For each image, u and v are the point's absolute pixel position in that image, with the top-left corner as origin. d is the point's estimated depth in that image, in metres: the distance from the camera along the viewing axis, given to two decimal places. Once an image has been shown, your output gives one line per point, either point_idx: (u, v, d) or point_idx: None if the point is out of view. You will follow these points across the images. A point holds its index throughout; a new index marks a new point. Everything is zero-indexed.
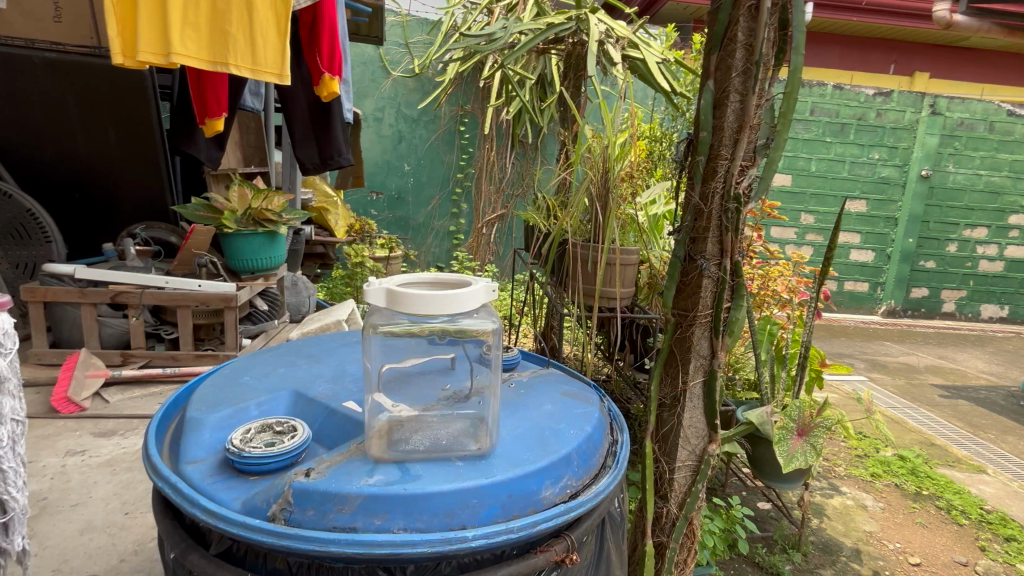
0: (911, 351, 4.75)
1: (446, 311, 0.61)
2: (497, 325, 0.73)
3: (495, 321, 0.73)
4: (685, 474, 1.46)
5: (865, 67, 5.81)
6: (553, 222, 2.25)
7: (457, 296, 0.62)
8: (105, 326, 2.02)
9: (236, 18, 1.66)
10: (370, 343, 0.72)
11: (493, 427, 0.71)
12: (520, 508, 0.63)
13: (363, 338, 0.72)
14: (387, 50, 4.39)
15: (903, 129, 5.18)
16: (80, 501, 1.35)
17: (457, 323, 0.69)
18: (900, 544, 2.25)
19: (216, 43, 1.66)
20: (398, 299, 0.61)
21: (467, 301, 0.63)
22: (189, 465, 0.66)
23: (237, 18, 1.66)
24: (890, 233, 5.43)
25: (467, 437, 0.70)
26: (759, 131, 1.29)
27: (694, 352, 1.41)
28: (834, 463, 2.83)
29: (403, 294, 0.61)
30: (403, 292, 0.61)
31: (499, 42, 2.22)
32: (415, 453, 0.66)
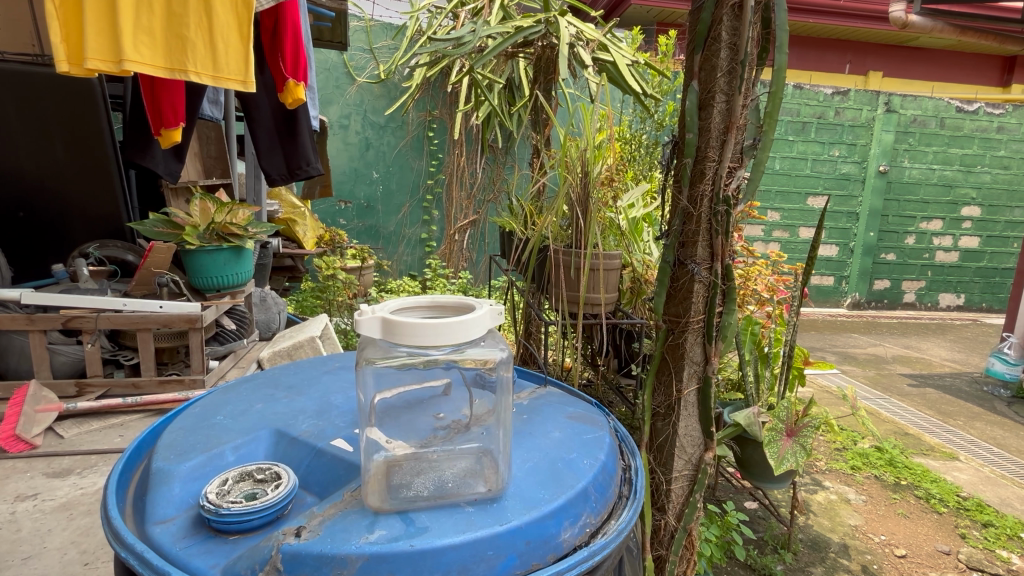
0: (878, 341, 4.87)
1: (451, 340, 0.56)
2: (507, 354, 0.67)
3: (503, 349, 0.67)
4: (683, 484, 1.43)
5: (823, 68, 5.97)
6: (530, 229, 2.18)
7: (462, 323, 0.57)
8: (58, 354, 1.88)
9: (194, 21, 1.57)
10: (364, 376, 0.66)
11: (503, 464, 0.65)
12: (539, 557, 0.57)
13: (358, 372, 0.65)
14: (351, 56, 4.28)
15: (860, 127, 5.34)
16: (33, 553, 1.23)
17: (462, 354, 0.63)
18: (885, 536, 2.26)
19: (173, 48, 1.56)
20: (397, 329, 0.56)
21: (471, 328, 0.58)
22: (157, 526, 0.58)
23: (195, 22, 1.57)
24: (852, 228, 5.56)
25: (474, 475, 0.65)
26: (746, 131, 1.26)
27: (688, 359, 1.37)
28: (815, 458, 2.85)
29: (401, 323, 0.55)
30: (401, 321, 0.56)
31: (467, 46, 2.17)
32: (419, 500, 0.60)
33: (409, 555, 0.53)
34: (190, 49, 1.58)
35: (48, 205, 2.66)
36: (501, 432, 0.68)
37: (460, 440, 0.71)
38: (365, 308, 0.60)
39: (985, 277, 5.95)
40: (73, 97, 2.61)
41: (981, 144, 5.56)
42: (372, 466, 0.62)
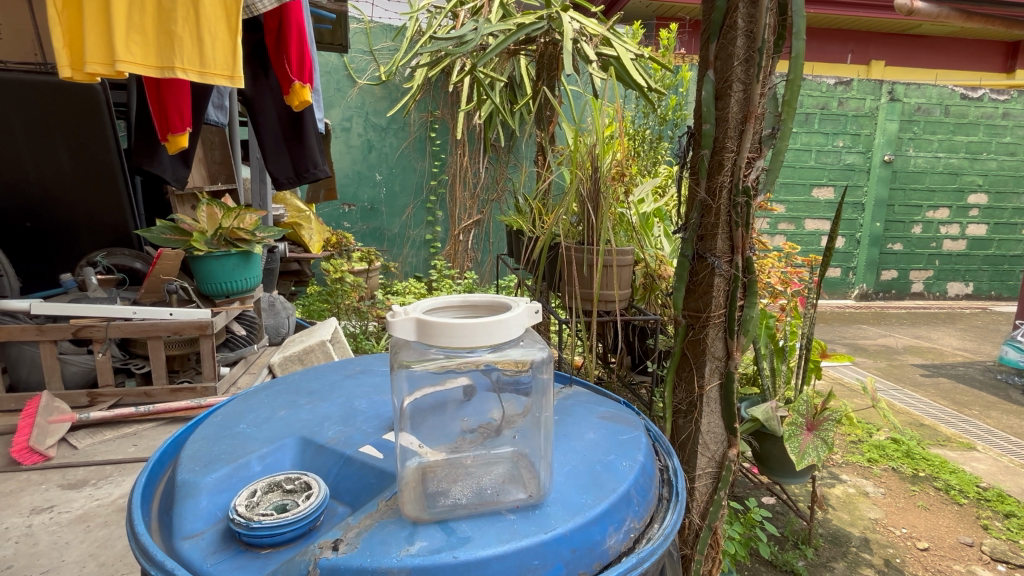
0: (889, 332, 4.83)
1: (489, 341, 0.54)
2: (547, 354, 0.65)
3: (543, 349, 0.65)
4: (706, 482, 1.41)
5: (825, 59, 5.93)
6: (539, 228, 2.15)
7: (502, 323, 0.55)
8: (69, 364, 1.87)
9: (182, 16, 1.51)
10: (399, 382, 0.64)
11: (545, 471, 0.63)
12: (585, 565, 0.55)
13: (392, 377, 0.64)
14: (352, 58, 4.26)
15: (864, 117, 5.30)
16: (51, 567, 1.21)
17: (501, 354, 0.61)
18: (906, 529, 2.23)
19: (163, 46, 1.51)
20: (433, 331, 0.54)
21: (509, 328, 0.56)
22: (186, 541, 0.55)
23: (183, 18, 1.51)
24: (858, 219, 5.52)
25: (514, 482, 0.63)
26: (764, 121, 1.23)
27: (708, 354, 1.35)
28: (831, 451, 2.82)
29: (438, 324, 0.53)
30: (438, 323, 0.54)
31: (469, 44, 2.13)
32: (459, 511, 0.58)
33: (452, 567, 0.50)
34: (179, 46, 1.52)
35: (55, 214, 2.66)
36: (541, 440, 0.67)
37: (492, 445, 0.69)
38: (397, 310, 0.58)
39: (994, 265, 5.90)
40: (75, 103, 2.57)
41: (987, 131, 5.52)
42: (409, 477, 0.60)
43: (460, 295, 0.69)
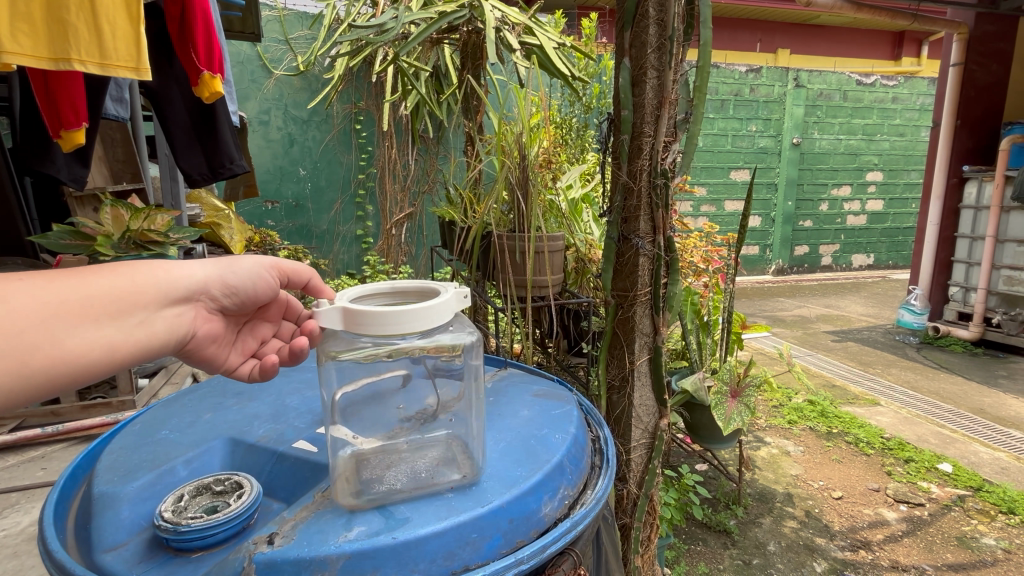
0: (803, 303, 5.19)
1: (418, 328, 0.55)
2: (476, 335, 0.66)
3: (473, 332, 0.66)
4: (641, 452, 1.48)
5: (735, 47, 6.25)
6: (471, 217, 2.14)
7: (430, 309, 0.56)
8: None
9: (74, 4, 1.35)
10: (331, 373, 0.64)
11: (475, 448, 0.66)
12: (523, 534, 0.58)
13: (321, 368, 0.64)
14: (266, 48, 4.07)
15: (773, 102, 5.64)
16: None
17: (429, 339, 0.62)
18: (823, 481, 2.43)
19: (55, 36, 1.35)
20: (359, 319, 0.55)
21: (436, 314, 0.57)
22: (108, 554, 0.53)
23: (76, 3, 1.35)
24: (772, 198, 5.87)
25: (447, 460, 0.65)
26: (678, 106, 1.29)
27: (638, 331, 1.41)
28: (756, 416, 3.01)
29: (365, 313, 0.54)
30: (364, 311, 0.55)
31: (389, 32, 2.06)
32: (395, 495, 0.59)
33: (392, 548, 0.52)
34: (74, 35, 1.37)
35: None
36: (471, 419, 0.69)
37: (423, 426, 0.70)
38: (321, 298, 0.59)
39: (890, 237, 6.46)
40: None
41: (879, 114, 6.03)
42: (338, 470, 0.61)
43: (389, 281, 0.70)
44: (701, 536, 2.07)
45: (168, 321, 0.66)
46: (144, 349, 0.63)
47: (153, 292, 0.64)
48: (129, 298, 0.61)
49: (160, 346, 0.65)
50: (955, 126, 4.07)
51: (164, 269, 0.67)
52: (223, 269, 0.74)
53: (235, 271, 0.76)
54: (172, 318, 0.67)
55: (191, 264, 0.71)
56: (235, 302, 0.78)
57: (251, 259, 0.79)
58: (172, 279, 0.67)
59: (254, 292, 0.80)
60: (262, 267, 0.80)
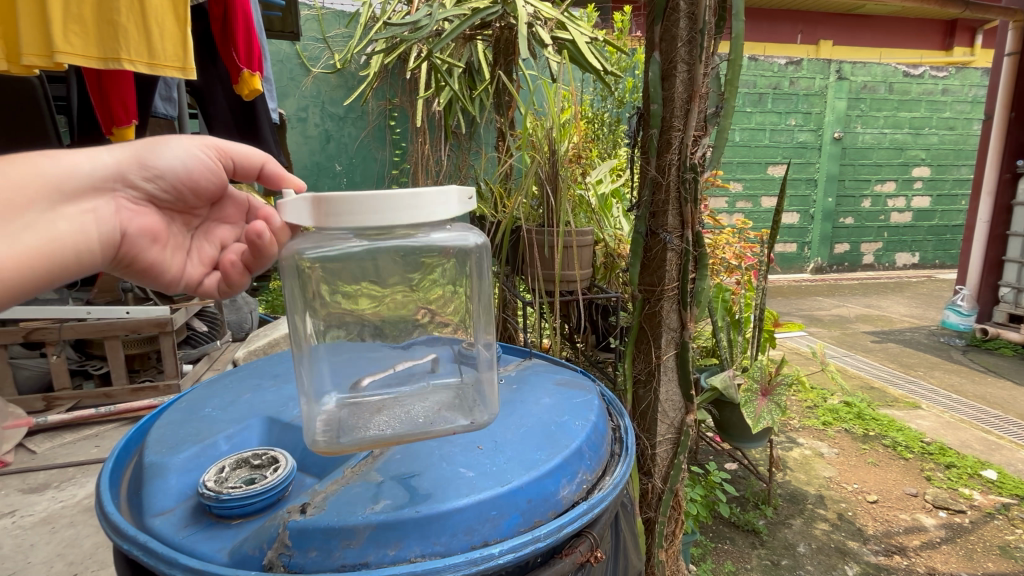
0: (842, 302, 5.05)
1: (411, 218, 0.57)
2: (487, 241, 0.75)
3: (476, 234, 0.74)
4: (667, 447, 1.48)
5: (775, 39, 6.07)
6: (501, 212, 2.16)
7: (423, 199, 0.58)
8: (22, 369, 1.97)
9: (125, 6, 1.43)
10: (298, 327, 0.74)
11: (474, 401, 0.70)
12: (542, 514, 0.61)
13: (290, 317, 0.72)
14: (305, 46, 4.17)
15: (814, 95, 5.47)
16: (17, 568, 1.32)
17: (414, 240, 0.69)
18: (858, 484, 2.38)
19: (105, 36, 1.43)
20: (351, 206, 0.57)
21: (431, 207, 0.59)
22: (158, 518, 0.59)
23: (127, 6, 1.42)
24: (811, 194, 5.70)
25: (448, 403, 0.69)
26: (708, 100, 1.29)
27: (664, 326, 1.41)
28: (788, 417, 2.96)
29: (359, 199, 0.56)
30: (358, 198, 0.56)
31: (424, 30, 2.09)
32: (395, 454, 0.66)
33: (416, 521, 0.56)
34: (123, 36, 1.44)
35: None
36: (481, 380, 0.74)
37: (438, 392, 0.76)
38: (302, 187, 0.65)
39: (937, 235, 6.20)
40: None
41: (928, 106, 5.80)
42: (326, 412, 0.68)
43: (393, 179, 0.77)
44: (728, 534, 2.06)
45: (72, 215, 0.73)
46: (52, 249, 0.69)
47: (46, 187, 0.70)
48: (18, 193, 0.67)
49: (71, 241, 0.72)
50: (1009, 119, 3.88)
51: (59, 165, 0.73)
52: (131, 161, 0.80)
53: (159, 157, 0.82)
54: (77, 213, 0.73)
55: (93, 163, 0.77)
56: (161, 194, 0.84)
57: (179, 143, 0.84)
58: (72, 169, 0.74)
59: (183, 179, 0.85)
60: (193, 151, 0.85)
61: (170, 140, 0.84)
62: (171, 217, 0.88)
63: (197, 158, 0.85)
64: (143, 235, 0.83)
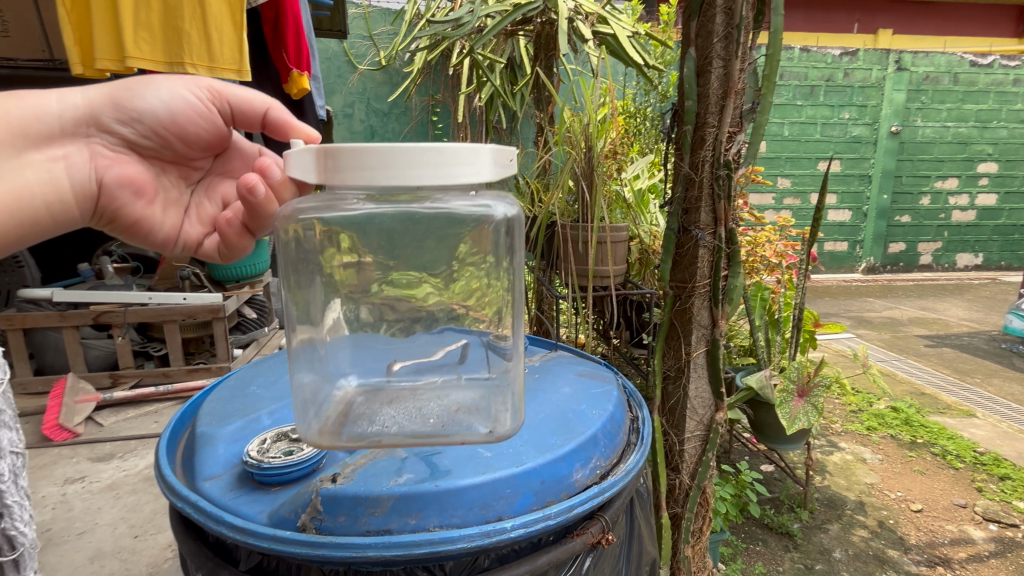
0: (895, 304, 4.83)
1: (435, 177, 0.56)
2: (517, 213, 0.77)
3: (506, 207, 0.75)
4: (695, 444, 1.48)
5: (830, 28, 5.81)
6: (538, 206, 2.16)
7: (448, 159, 0.57)
8: (91, 348, 2.14)
9: (189, 14, 1.52)
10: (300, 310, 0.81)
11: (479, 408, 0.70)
12: (553, 494, 0.72)
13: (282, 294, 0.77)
14: (352, 44, 4.28)
15: (870, 87, 5.22)
16: (86, 529, 1.50)
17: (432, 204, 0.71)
18: (901, 493, 2.30)
19: (171, 41, 1.53)
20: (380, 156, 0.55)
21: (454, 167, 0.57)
22: (207, 482, 0.70)
23: (190, 14, 1.52)
24: (865, 191, 5.45)
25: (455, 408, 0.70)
26: (744, 95, 1.28)
27: (695, 323, 1.41)
28: (830, 420, 2.88)
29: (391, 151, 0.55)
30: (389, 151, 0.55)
31: (465, 27, 2.11)
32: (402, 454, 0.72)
33: (435, 493, 0.66)
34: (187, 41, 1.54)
35: None
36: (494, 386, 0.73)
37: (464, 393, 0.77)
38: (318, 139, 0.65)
39: (1004, 234, 5.84)
40: None
41: (997, 98, 5.46)
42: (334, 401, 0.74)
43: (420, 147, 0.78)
44: (760, 536, 2.03)
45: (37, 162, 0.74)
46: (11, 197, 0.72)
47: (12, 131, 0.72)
48: None
49: (34, 189, 0.74)
50: None
51: (30, 109, 0.74)
52: (109, 102, 0.79)
53: (141, 99, 0.81)
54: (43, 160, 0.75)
55: (68, 104, 0.77)
56: (146, 141, 0.83)
57: (165, 84, 0.83)
58: (37, 112, 0.74)
59: (169, 125, 0.83)
60: (179, 94, 0.83)
61: (157, 81, 0.83)
62: (163, 166, 0.88)
63: (184, 101, 0.83)
64: (126, 184, 0.83)
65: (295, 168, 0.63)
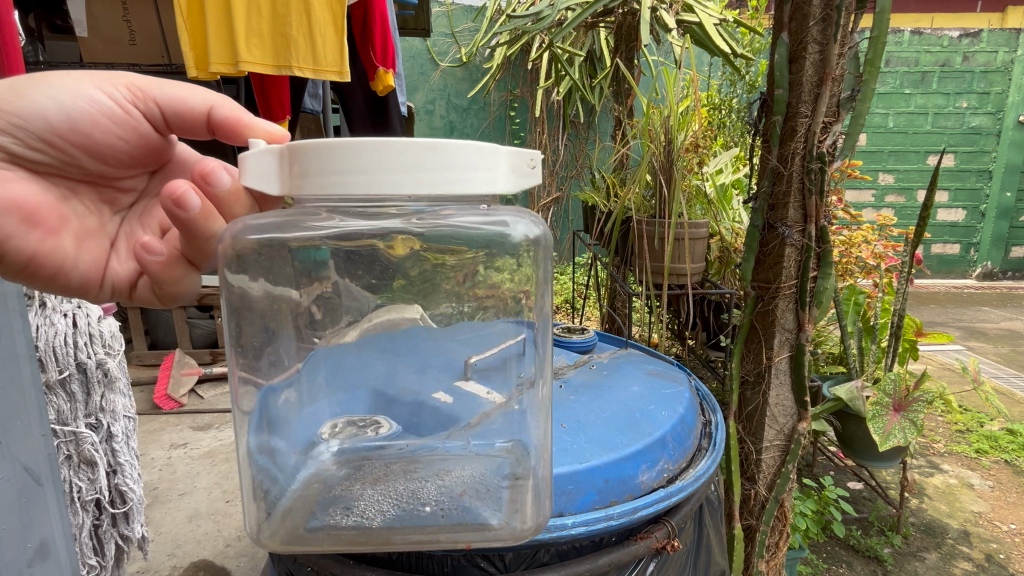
0: (1016, 315, 4.31)
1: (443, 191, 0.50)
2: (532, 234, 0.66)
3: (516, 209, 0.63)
4: (773, 454, 1.39)
5: (948, 8, 5.25)
6: (613, 201, 2.09)
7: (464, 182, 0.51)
8: (195, 327, 2.49)
9: (296, 20, 1.61)
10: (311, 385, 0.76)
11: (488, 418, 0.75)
12: (616, 494, 0.71)
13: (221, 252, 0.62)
14: (435, 42, 4.39)
15: (994, 72, 4.68)
16: (186, 490, 1.65)
17: (436, 220, 0.63)
18: (1015, 525, 2.05)
19: (279, 45, 1.62)
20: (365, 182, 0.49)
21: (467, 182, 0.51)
22: None
23: (297, 20, 1.61)
24: (984, 188, 4.90)
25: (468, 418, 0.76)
26: (843, 82, 1.18)
27: (778, 326, 1.33)
28: (931, 440, 2.62)
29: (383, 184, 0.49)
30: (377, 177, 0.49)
31: (545, 20, 2.04)
32: (426, 509, 0.56)
33: None
34: (295, 46, 1.63)
35: None
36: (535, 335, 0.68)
37: (487, 468, 0.64)
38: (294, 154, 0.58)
39: None
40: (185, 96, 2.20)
41: None
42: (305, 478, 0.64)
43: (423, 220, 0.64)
44: (843, 558, 1.89)
45: None
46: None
47: None
48: None
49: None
50: None
51: None
52: None
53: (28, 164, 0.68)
54: None
55: None
56: None
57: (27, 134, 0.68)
58: None
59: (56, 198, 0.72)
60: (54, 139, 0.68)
61: (51, 78, 0.65)
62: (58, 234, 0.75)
63: (86, 104, 0.66)
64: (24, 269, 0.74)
65: (254, 174, 0.53)
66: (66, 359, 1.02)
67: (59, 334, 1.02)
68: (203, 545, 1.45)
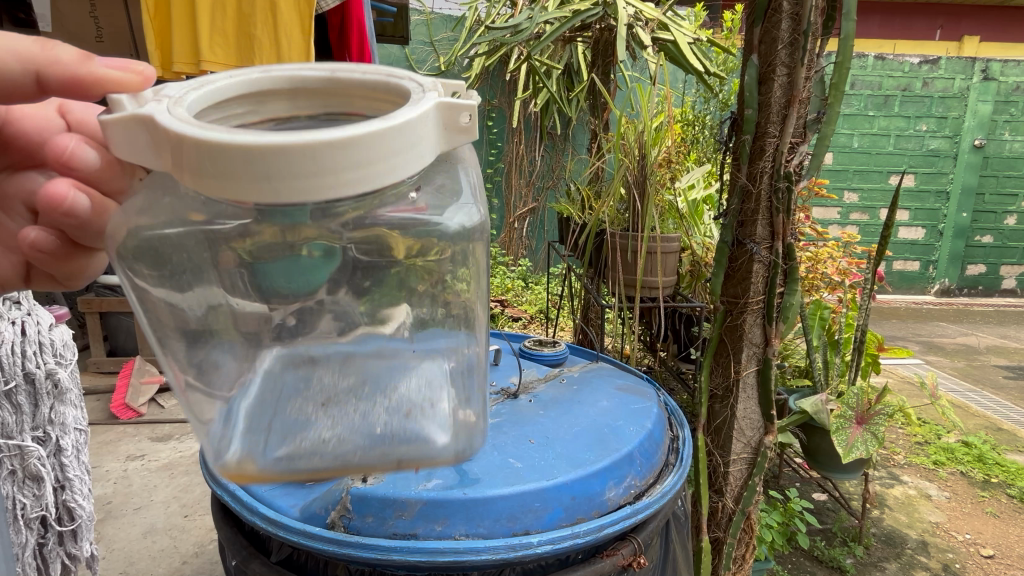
0: (971, 331, 4.48)
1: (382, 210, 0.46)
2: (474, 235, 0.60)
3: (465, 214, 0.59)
4: (741, 467, 1.41)
5: (909, 35, 5.47)
6: (587, 213, 2.11)
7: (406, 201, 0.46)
8: None
9: (261, 20, 1.52)
10: None
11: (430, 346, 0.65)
12: (584, 511, 0.71)
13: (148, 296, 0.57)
14: (413, 49, 4.37)
15: (952, 98, 4.88)
16: (142, 505, 1.59)
17: None
18: (970, 535, 2.12)
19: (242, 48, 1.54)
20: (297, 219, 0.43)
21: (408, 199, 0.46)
22: None
23: (262, 20, 1.52)
24: (942, 208, 5.09)
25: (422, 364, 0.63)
26: (810, 104, 1.21)
27: (746, 341, 1.35)
28: (892, 452, 2.70)
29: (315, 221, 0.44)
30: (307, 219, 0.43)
31: (523, 33, 2.05)
32: None
33: (461, 502, 0.67)
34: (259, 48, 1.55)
35: None
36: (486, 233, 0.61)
37: None
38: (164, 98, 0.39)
39: None
40: None
41: None
42: None
43: None
44: (808, 569, 1.92)
45: None
46: None
47: None
48: None
49: None
50: None
51: None
52: None
53: None
54: None
55: None
56: None
57: None
58: None
59: None
60: None
61: None
62: None
63: None
64: None
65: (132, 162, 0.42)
66: (11, 370, 0.97)
67: (5, 343, 0.97)
68: (158, 561, 1.40)
